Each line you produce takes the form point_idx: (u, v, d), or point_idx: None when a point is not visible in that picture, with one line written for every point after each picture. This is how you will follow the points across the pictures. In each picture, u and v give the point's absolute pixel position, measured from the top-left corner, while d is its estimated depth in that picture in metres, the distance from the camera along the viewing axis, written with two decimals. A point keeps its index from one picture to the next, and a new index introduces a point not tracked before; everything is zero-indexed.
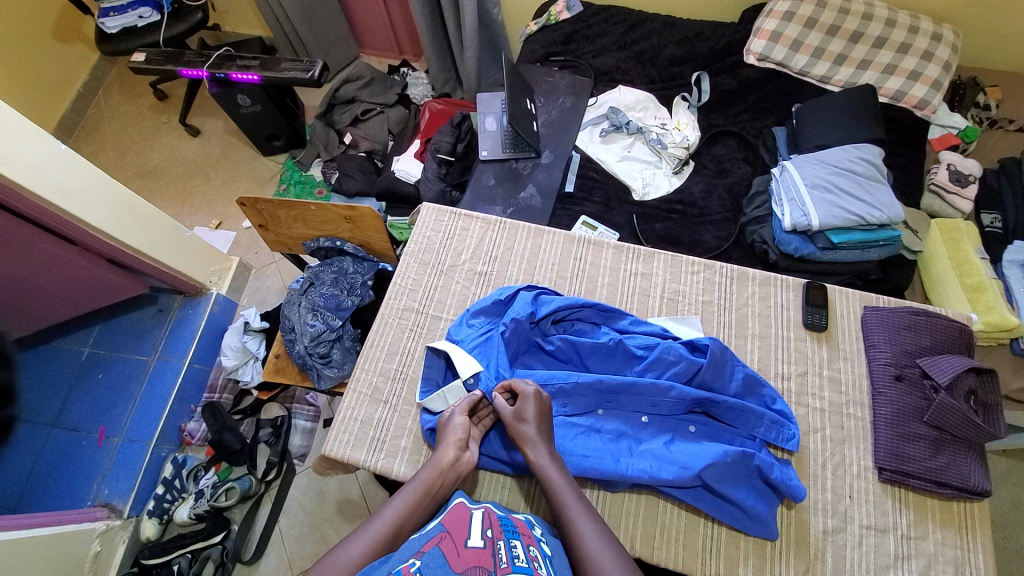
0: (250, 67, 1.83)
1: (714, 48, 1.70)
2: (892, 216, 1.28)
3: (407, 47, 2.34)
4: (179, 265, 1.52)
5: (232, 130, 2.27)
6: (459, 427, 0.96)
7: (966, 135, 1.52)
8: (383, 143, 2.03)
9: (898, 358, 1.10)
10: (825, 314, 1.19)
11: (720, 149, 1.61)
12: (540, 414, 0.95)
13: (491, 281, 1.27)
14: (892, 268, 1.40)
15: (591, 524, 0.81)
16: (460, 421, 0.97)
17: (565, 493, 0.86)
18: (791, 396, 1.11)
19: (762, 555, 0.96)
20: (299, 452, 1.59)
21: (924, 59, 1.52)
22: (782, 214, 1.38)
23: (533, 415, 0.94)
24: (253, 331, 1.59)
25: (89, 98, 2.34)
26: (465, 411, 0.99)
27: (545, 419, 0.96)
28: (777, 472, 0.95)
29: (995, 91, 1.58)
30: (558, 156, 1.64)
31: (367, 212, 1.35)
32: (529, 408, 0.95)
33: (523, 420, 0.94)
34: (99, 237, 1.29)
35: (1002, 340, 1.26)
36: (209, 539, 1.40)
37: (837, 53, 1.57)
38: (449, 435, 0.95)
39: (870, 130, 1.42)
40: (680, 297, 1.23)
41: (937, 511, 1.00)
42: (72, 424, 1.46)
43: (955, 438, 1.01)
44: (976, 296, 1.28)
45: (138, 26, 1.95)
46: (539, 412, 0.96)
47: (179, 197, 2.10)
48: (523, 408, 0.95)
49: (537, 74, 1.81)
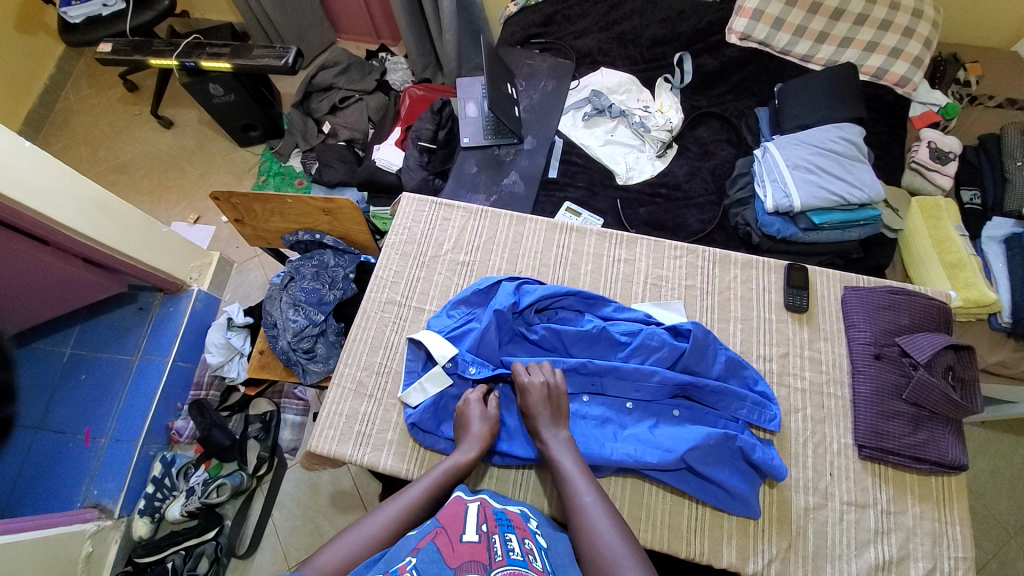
0: (221, 55, 1.77)
1: (696, 28, 1.68)
2: (873, 195, 1.28)
3: (385, 32, 2.29)
4: (158, 263, 1.49)
5: (207, 121, 2.21)
6: (479, 414, 0.99)
7: (946, 111, 1.52)
8: (363, 131, 1.99)
9: (877, 337, 1.11)
10: (805, 295, 1.19)
11: (703, 131, 1.60)
12: (544, 400, 0.97)
13: (473, 271, 1.25)
14: (873, 247, 1.41)
15: (591, 497, 0.85)
16: (476, 407, 0.99)
17: (572, 468, 0.89)
18: (773, 376, 1.12)
19: (745, 533, 0.97)
20: (289, 446, 1.58)
21: (906, 35, 1.51)
22: (764, 196, 1.37)
23: (537, 403, 0.97)
24: (237, 327, 1.56)
25: (57, 91, 2.25)
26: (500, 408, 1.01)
27: (551, 404, 0.97)
28: (759, 452, 0.97)
29: (976, 66, 1.58)
30: (541, 141, 1.62)
31: (345, 203, 1.31)
32: (533, 398, 0.97)
33: (529, 415, 0.97)
34: (72, 237, 1.25)
35: (980, 315, 1.29)
36: (203, 536, 1.39)
37: (819, 31, 1.56)
38: (476, 427, 0.97)
39: (852, 109, 1.41)
40: (664, 282, 1.23)
41: (916, 485, 1.02)
42: (57, 426, 1.44)
43: (933, 414, 1.02)
44: (956, 273, 1.29)
45: (103, 14, 1.87)
46: (544, 399, 0.97)
47: (155, 192, 2.04)
48: (528, 401, 0.97)
49: (519, 57, 1.77)
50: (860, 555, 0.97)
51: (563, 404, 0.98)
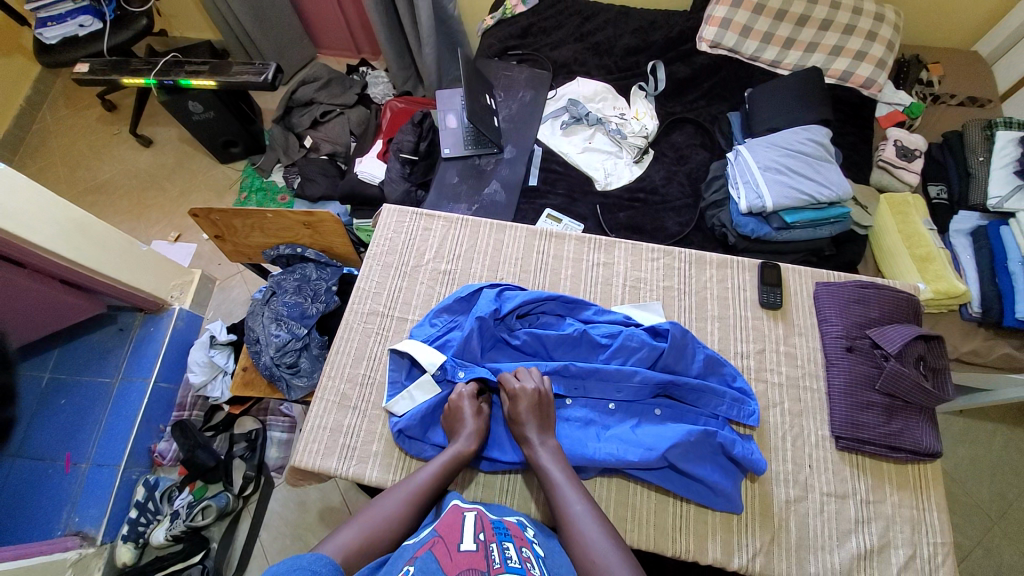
0: (200, 73, 1.78)
1: (668, 37, 1.72)
2: (841, 194, 1.32)
3: (365, 46, 2.31)
4: (138, 282, 1.48)
5: (187, 139, 2.21)
6: (468, 414, 0.99)
7: (911, 110, 1.58)
8: (345, 144, 2.00)
9: (849, 330, 1.14)
10: (779, 292, 1.22)
11: (678, 136, 1.64)
12: (532, 408, 0.97)
13: (455, 279, 1.27)
14: (845, 244, 1.45)
15: (580, 505, 0.85)
16: (467, 407, 1.00)
17: (560, 476, 0.90)
18: (751, 373, 1.14)
19: (729, 528, 0.99)
20: (275, 464, 1.56)
21: (868, 39, 1.57)
22: (738, 197, 1.41)
23: (525, 410, 0.97)
24: (220, 344, 1.56)
25: (32, 112, 2.24)
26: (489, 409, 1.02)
27: (541, 410, 0.98)
28: (739, 447, 0.99)
29: (937, 66, 1.64)
30: (521, 150, 1.64)
31: (325, 216, 1.32)
32: (522, 405, 0.97)
33: (516, 421, 0.97)
34: (49, 258, 1.24)
35: (951, 306, 1.32)
36: (188, 560, 1.37)
37: (786, 37, 1.61)
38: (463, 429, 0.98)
39: (819, 111, 1.46)
40: (642, 285, 1.25)
41: (893, 474, 1.05)
42: (34, 452, 1.40)
43: (906, 403, 1.05)
44: (925, 266, 1.33)
45: (79, 35, 1.87)
46: (532, 406, 0.97)
47: (135, 211, 2.03)
48: (517, 406, 0.97)
49: (496, 69, 1.80)
50: (842, 545, 0.99)
51: (549, 409, 0.99)
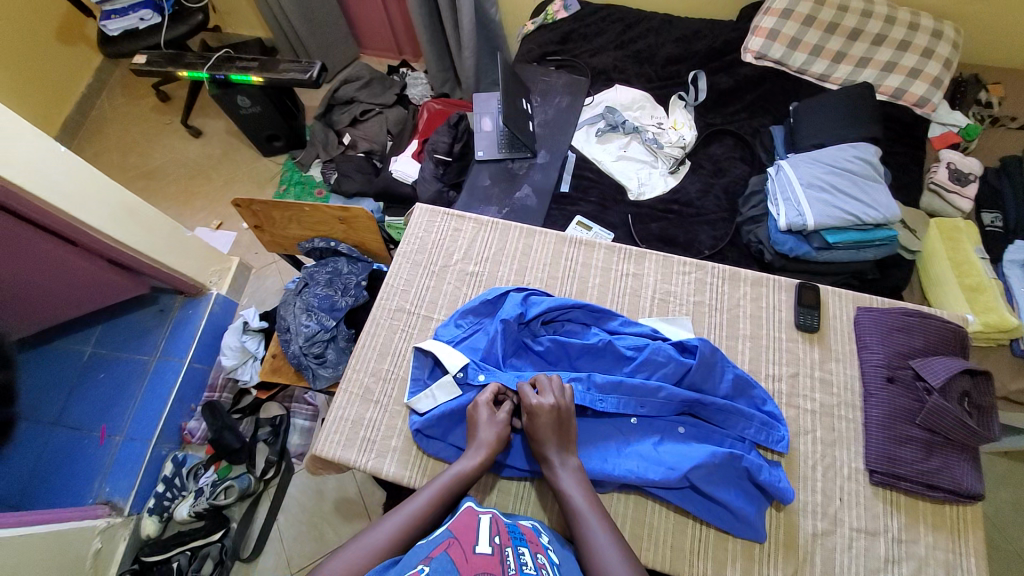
0: (249, 68, 1.84)
1: (711, 47, 1.69)
2: (888, 216, 1.26)
3: (407, 48, 2.35)
4: (180, 266, 1.54)
5: (233, 131, 2.29)
6: (489, 426, 0.97)
7: (966, 132, 1.50)
8: (382, 143, 2.04)
9: (890, 360, 1.09)
10: (816, 314, 1.18)
11: (717, 149, 1.60)
12: (552, 425, 0.94)
13: (482, 281, 1.27)
14: (889, 268, 1.39)
15: (604, 534, 0.82)
16: (489, 418, 0.97)
17: (583, 502, 0.87)
18: (782, 397, 1.10)
19: (750, 556, 0.95)
20: (296, 451, 1.60)
21: (924, 56, 1.50)
22: (777, 214, 1.36)
23: (546, 426, 0.94)
24: (252, 331, 1.60)
25: (92, 100, 2.36)
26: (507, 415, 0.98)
27: (562, 428, 0.95)
28: (766, 474, 0.95)
29: (997, 87, 1.56)
30: (554, 156, 1.64)
31: (359, 212, 1.35)
32: (541, 422, 0.94)
33: (538, 438, 0.94)
34: (99, 238, 1.30)
35: (1001, 340, 1.25)
36: (208, 537, 1.41)
37: (836, 51, 1.55)
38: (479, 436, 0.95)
39: (868, 129, 1.40)
40: (672, 298, 1.22)
41: (929, 514, 0.99)
42: (74, 423, 1.48)
43: (948, 440, 1.00)
44: (975, 297, 1.26)
45: (139, 28, 1.96)
46: (553, 422, 0.94)
47: (181, 198, 2.12)
48: (536, 421, 0.94)
49: (534, 73, 1.80)
50: None
51: (569, 426, 0.96)
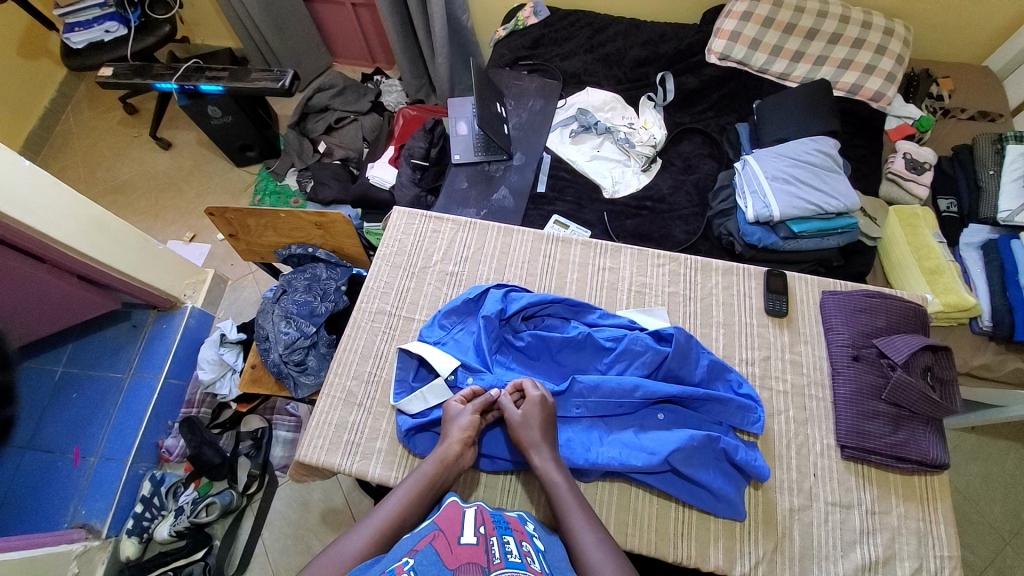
0: (219, 78, 1.82)
1: (677, 49, 1.74)
2: (848, 205, 1.32)
3: (380, 56, 2.36)
4: (152, 279, 1.51)
5: (204, 142, 2.26)
6: (467, 424, 0.96)
7: (920, 124, 1.57)
8: (358, 150, 2.05)
9: (855, 339, 1.14)
10: (785, 300, 1.22)
11: (686, 146, 1.65)
12: (545, 418, 0.96)
13: (462, 281, 1.28)
14: (853, 255, 1.45)
15: (593, 532, 0.82)
16: (468, 418, 0.97)
17: (568, 499, 0.87)
18: (756, 379, 1.14)
19: (731, 535, 0.98)
20: (280, 463, 1.57)
21: (877, 53, 1.58)
22: (745, 206, 1.41)
23: (538, 421, 0.95)
24: (230, 343, 1.58)
25: (58, 115, 2.31)
26: (479, 405, 0.99)
27: (549, 423, 0.96)
28: (742, 454, 0.98)
29: (947, 81, 1.64)
30: (530, 157, 1.66)
31: (337, 217, 1.35)
32: (533, 413, 0.96)
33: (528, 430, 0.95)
34: (66, 253, 1.27)
35: (961, 319, 1.31)
36: (191, 555, 1.37)
37: (794, 50, 1.62)
38: (455, 429, 0.96)
39: (826, 123, 1.46)
40: (647, 290, 1.26)
41: (899, 486, 1.04)
42: (47, 445, 1.43)
43: (914, 413, 1.04)
44: (935, 279, 1.32)
45: (105, 40, 1.93)
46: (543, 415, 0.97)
47: (153, 211, 2.08)
48: (527, 415, 0.96)
49: (507, 77, 1.83)
50: (846, 556, 0.97)
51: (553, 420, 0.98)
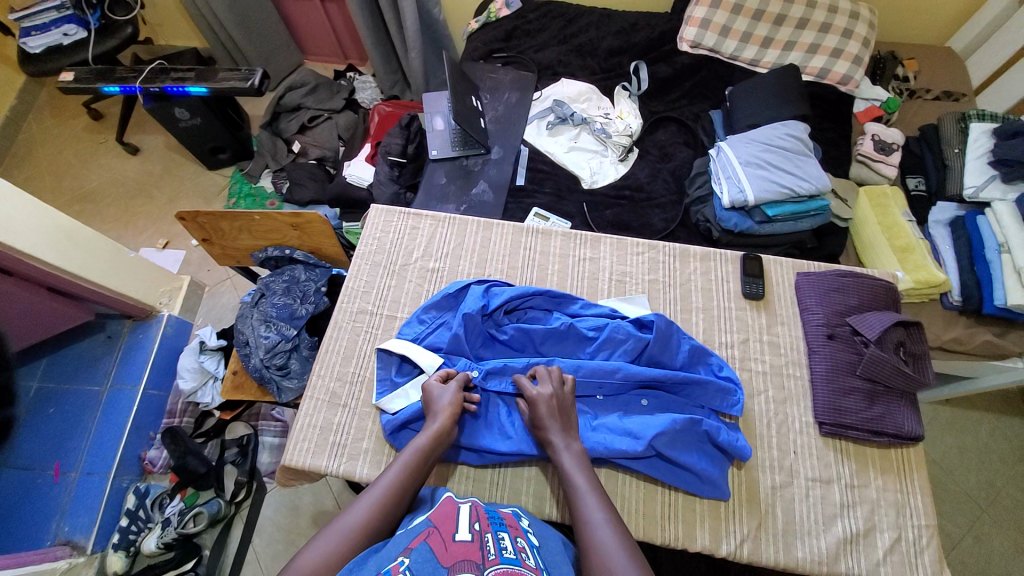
0: (185, 79, 1.77)
1: (649, 38, 1.75)
2: (820, 186, 1.34)
3: (352, 52, 2.32)
4: (126, 288, 1.47)
5: (174, 146, 2.21)
6: (451, 400, 0.98)
7: (887, 105, 1.60)
8: (334, 149, 2.01)
9: (830, 318, 1.16)
10: (761, 282, 1.24)
11: (662, 135, 1.66)
12: (553, 411, 0.96)
13: (442, 277, 1.28)
14: (826, 236, 1.48)
15: (603, 513, 0.82)
16: (451, 395, 0.99)
17: (582, 484, 0.87)
18: (736, 362, 1.16)
19: (717, 515, 1.00)
20: (267, 469, 1.57)
21: (844, 37, 1.60)
22: (721, 192, 1.43)
23: (546, 415, 0.95)
24: (211, 350, 1.55)
25: (19, 123, 2.23)
26: (461, 383, 1.02)
27: (562, 413, 0.96)
28: (724, 435, 1.00)
29: (912, 62, 1.68)
30: (507, 150, 1.66)
31: (314, 217, 1.33)
32: (541, 409, 0.95)
33: (541, 423, 0.96)
34: (35, 265, 1.23)
35: (932, 296, 1.35)
36: (180, 567, 1.35)
37: (763, 36, 1.64)
38: (439, 405, 0.98)
39: (796, 107, 1.49)
40: (628, 278, 1.27)
41: (876, 459, 1.07)
42: (24, 462, 1.39)
43: (888, 388, 1.08)
44: (906, 257, 1.35)
45: (64, 44, 1.86)
46: (549, 410, 0.96)
47: (123, 219, 2.03)
48: (537, 411, 0.96)
49: (481, 71, 1.82)
50: (828, 529, 1.00)
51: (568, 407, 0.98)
